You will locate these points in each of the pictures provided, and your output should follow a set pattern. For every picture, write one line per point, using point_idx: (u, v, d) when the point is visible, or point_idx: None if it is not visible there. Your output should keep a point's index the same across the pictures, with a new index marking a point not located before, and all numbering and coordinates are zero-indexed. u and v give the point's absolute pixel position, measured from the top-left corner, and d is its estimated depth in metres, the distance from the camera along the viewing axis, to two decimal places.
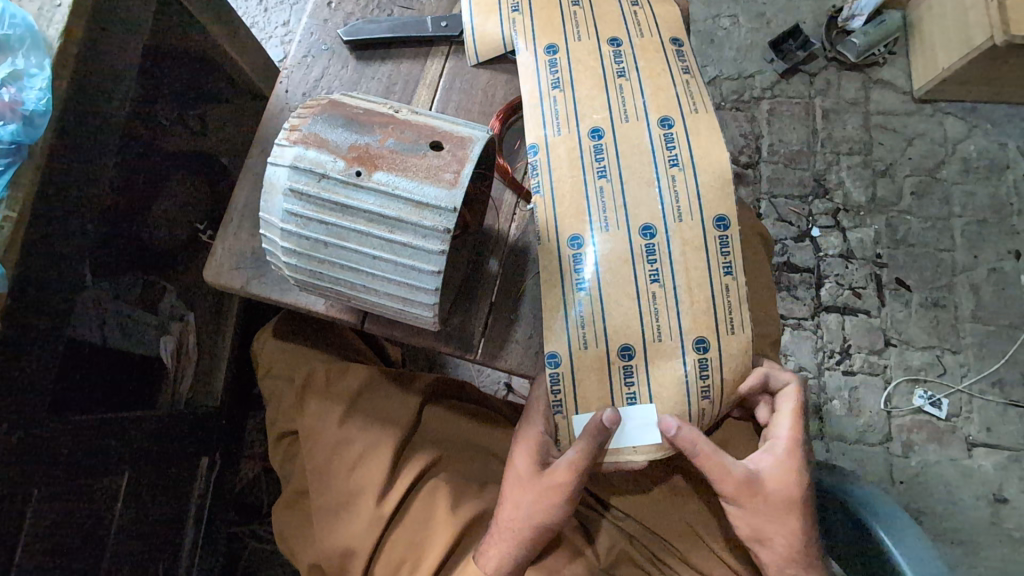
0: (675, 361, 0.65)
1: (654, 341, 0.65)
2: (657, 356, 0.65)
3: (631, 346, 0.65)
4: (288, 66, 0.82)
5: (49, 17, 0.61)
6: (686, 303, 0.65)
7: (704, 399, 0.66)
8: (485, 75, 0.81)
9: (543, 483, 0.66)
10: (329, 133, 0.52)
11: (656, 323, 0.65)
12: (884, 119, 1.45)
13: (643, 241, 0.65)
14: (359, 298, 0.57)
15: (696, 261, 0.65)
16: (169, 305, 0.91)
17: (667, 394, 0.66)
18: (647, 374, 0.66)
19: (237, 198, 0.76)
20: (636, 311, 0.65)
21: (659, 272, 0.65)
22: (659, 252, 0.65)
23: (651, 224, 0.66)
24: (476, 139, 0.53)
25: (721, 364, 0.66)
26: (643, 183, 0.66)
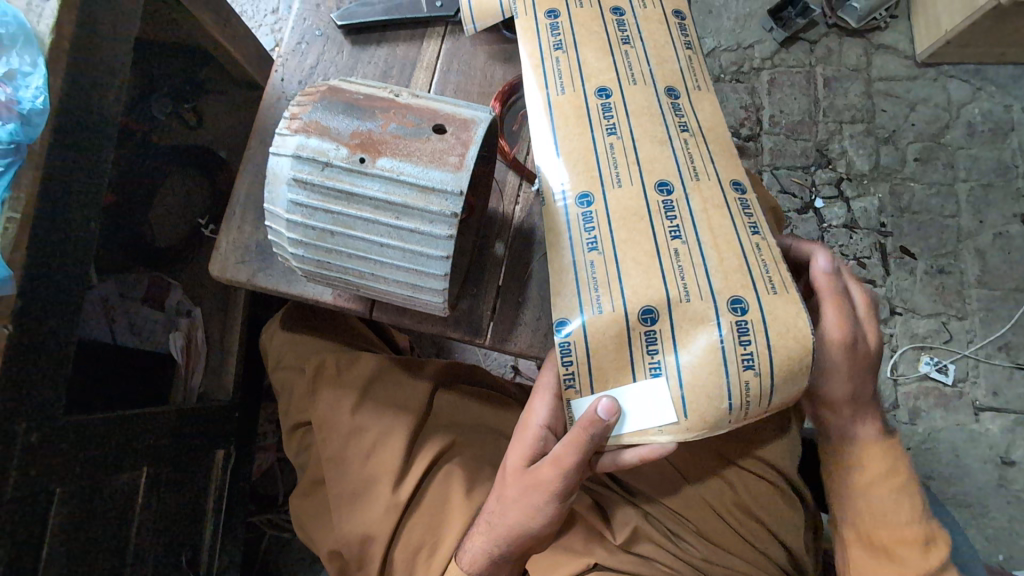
0: (708, 323, 0.58)
1: (680, 302, 0.59)
2: (685, 320, 0.59)
3: (654, 309, 0.59)
4: (282, 55, 0.81)
5: (38, 12, 0.59)
6: (714, 261, 0.60)
7: (747, 371, 0.58)
8: (483, 56, 0.80)
9: (527, 479, 0.66)
10: (330, 120, 0.51)
11: (683, 282, 0.59)
12: (886, 86, 1.43)
13: (660, 198, 0.63)
14: (368, 287, 0.57)
15: (717, 220, 0.62)
16: (175, 301, 0.94)
17: (701, 363, 0.59)
18: (673, 341, 0.59)
19: (239, 191, 0.76)
20: (657, 270, 0.60)
21: (680, 228, 0.62)
22: (677, 210, 0.62)
23: (666, 181, 0.63)
24: (479, 121, 0.53)
25: (761, 326, 0.59)
26: (655, 143, 0.65)
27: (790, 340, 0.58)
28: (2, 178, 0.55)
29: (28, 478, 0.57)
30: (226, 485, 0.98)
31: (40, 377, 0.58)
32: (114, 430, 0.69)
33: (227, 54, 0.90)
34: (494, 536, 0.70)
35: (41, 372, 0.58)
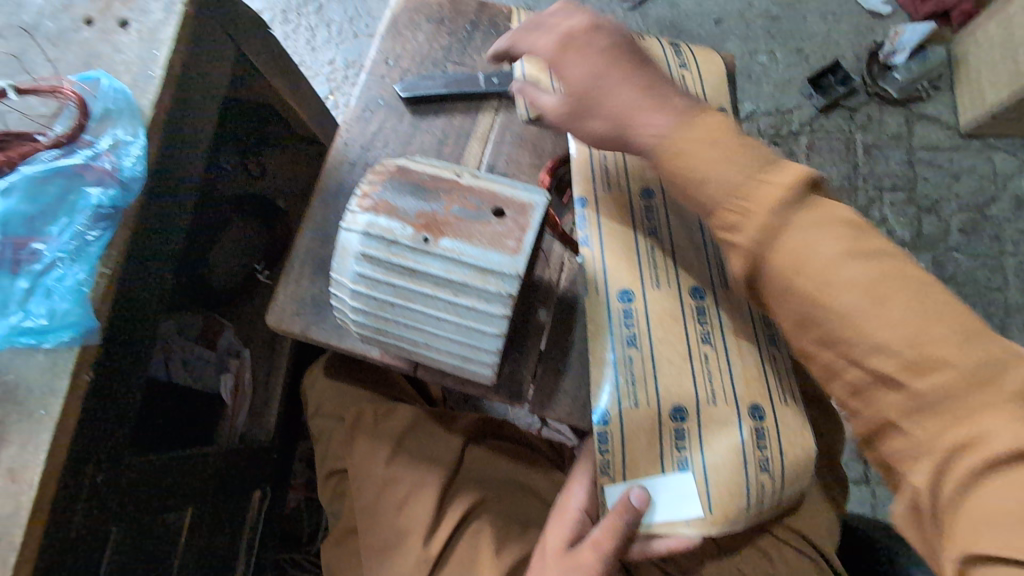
0: (732, 427, 0.64)
1: (707, 405, 0.65)
2: (711, 422, 0.65)
3: (685, 409, 0.65)
4: (347, 120, 0.86)
5: (143, 88, 0.64)
6: (738, 369, 0.66)
7: (762, 473, 0.64)
8: (534, 130, 0.84)
9: (569, 561, 0.66)
10: (398, 201, 0.55)
11: (711, 386, 0.65)
12: (929, 154, 1.66)
13: (694, 302, 0.68)
14: (419, 354, 0.59)
15: (744, 328, 0.68)
16: (227, 342, 0.99)
17: (724, 462, 0.64)
18: (699, 440, 0.64)
19: (299, 247, 0.81)
20: (688, 371, 0.66)
21: (710, 333, 0.67)
22: (708, 314, 0.68)
23: (700, 287, 0.69)
24: (535, 205, 0.56)
25: (778, 433, 0.65)
26: (690, 248, 0.71)
27: (800, 448, 0.66)
28: (98, 240, 0.58)
29: (92, 519, 0.60)
30: (260, 523, 1.00)
31: (111, 420, 0.62)
32: (167, 472, 0.71)
33: (294, 114, 0.98)
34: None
35: (112, 416, 0.62)
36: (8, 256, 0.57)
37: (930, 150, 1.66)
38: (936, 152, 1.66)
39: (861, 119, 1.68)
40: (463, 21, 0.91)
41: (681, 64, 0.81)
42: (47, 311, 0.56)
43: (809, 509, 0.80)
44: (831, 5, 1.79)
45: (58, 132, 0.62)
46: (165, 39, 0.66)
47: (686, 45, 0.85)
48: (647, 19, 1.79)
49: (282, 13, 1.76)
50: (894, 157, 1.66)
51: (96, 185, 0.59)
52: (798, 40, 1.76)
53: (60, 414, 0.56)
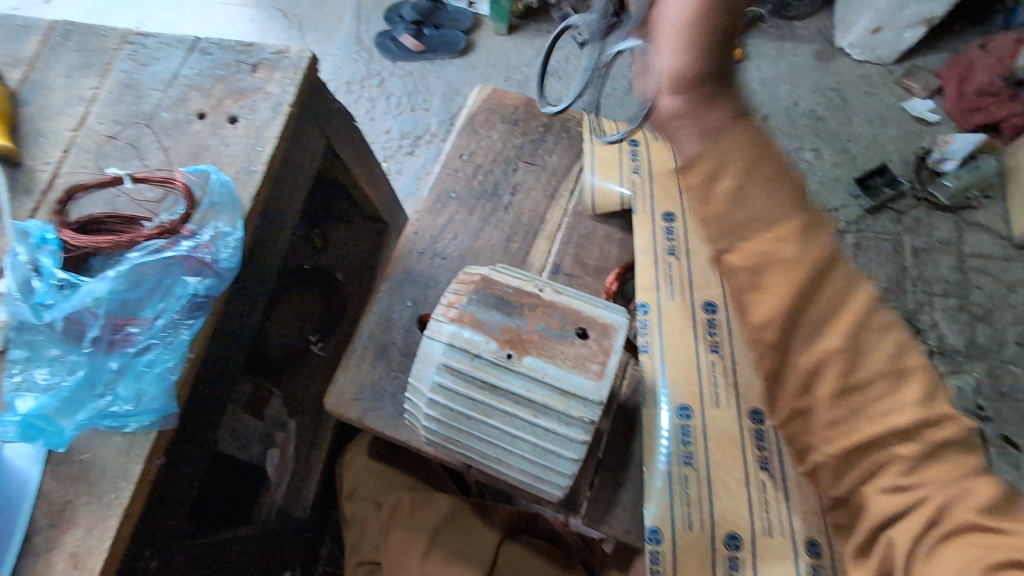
0: (789, 563, 0.57)
1: (762, 535, 0.58)
2: (767, 554, 0.58)
3: (739, 536, 0.58)
4: (419, 211, 0.89)
5: (245, 181, 0.68)
6: (797, 503, 0.59)
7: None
8: (601, 231, 0.85)
9: None
10: (483, 314, 0.56)
11: (768, 517, 0.59)
12: (982, 263, 1.64)
13: (753, 426, 0.63)
14: (487, 466, 0.58)
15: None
16: (273, 412, 0.97)
17: None
18: (755, 574, 0.57)
19: (362, 333, 0.81)
20: (745, 497, 0.60)
21: (768, 459, 0.61)
22: (769, 441, 0.62)
23: (759, 409, 0.64)
24: (618, 327, 0.56)
25: (839, 575, 0.57)
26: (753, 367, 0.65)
27: None
28: (189, 328, 0.61)
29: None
30: None
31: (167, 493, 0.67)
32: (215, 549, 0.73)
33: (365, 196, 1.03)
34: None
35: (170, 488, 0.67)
36: (107, 337, 0.59)
37: (981, 258, 1.64)
38: (988, 262, 1.64)
39: (910, 222, 1.68)
40: (536, 123, 0.95)
41: None
42: (133, 395, 0.57)
43: None
44: (878, 110, 1.83)
45: (163, 218, 0.65)
46: (271, 136, 0.71)
47: None
48: None
49: (346, 84, 1.87)
50: (944, 263, 1.64)
51: (194, 274, 0.62)
52: (844, 141, 1.79)
53: (129, 499, 0.55)
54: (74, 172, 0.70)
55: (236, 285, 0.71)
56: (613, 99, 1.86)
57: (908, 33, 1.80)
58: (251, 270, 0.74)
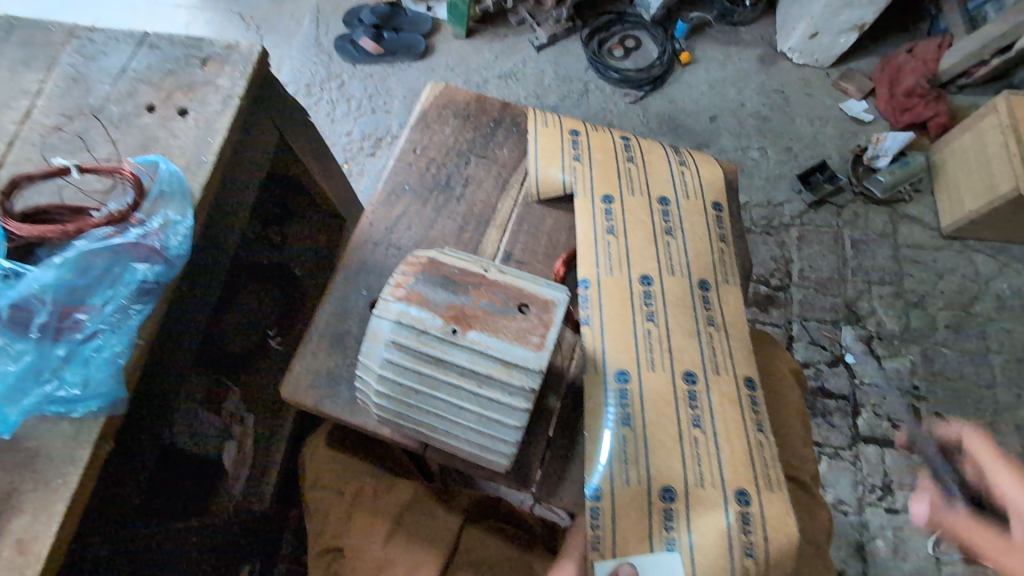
0: (719, 511, 0.64)
1: (695, 486, 0.65)
2: (698, 504, 0.64)
3: (673, 489, 0.65)
4: (373, 204, 0.92)
5: (195, 171, 0.70)
6: (727, 454, 0.66)
7: (746, 558, 0.63)
8: (550, 219, 0.89)
9: None
10: (430, 292, 0.59)
11: (699, 469, 0.66)
12: (914, 252, 1.75)
13: (686, 386, 0.70)
14: (436, 439, 0.61)
15: (733, 414, 0.69)
16: (231, 407, 0.96)
17: (711, 545, 0.63)
18: (687, 522, 0.64)
19: (318, 322, 0.83)
20: (680, 452, 0.66)
21: (700, 417, 0.68)
22: (700, 399, 0.69)
23: (692, 370, 0.71)
24: (558, 302, 0.59)
25: (766, 520, 0.64)
26: (686, 333, 0.73)
27: (784, 536, 0.64)
28: (139, 313, 0.62)
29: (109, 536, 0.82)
30: None
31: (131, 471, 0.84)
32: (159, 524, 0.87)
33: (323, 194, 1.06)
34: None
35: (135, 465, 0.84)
36: (54, 324, 0.59)
37: (913, 247, 1.75)
38: (920, 251, 1.75)
39: (848, 216, 1.79)
40: (487, 119, 0.99)
41: (681, 162, 0.87)
42: (81, 379, 0.58)
43: None
44: (817, 111, 1.94)
45: (111, 208, 0.66)
46: (221, 127, 0.73)
47: (689, 152, 0.90)
48: (647, 112, 1.92)
49: (306, 86, 1.88)
50: (880, 253, 1.75)
51: (143, 260, 0.63)
52: (787, 140, 1.89)
53: (77, 484, 0.56)
54: (20, 163, 0.70)
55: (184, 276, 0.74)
56: (569, 101, 1.92)
57: (842, 38, 1.91)
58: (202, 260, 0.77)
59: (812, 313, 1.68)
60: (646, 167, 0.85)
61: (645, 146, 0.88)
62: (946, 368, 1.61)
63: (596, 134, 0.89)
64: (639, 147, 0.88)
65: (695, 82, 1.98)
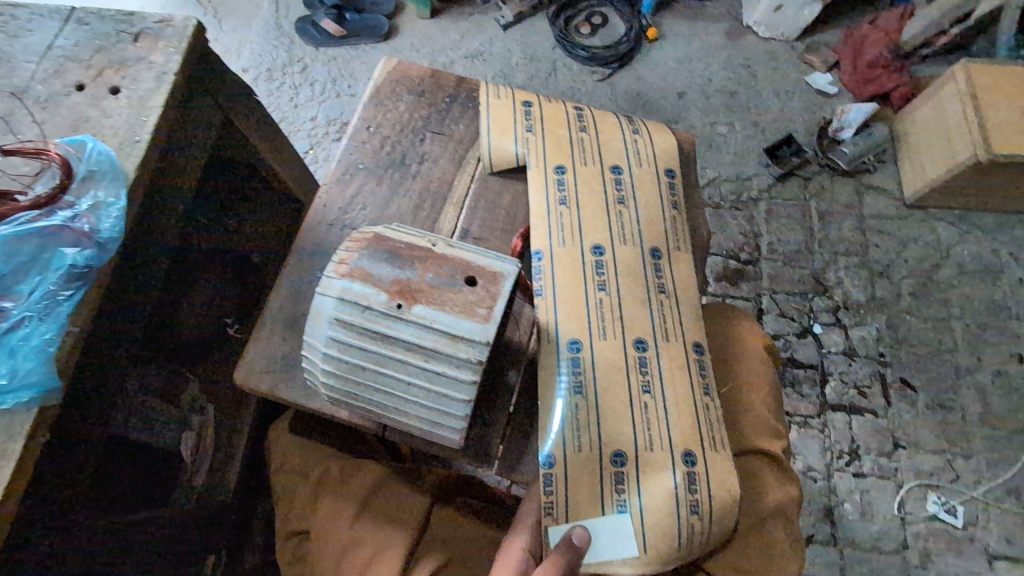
0: (667, 472, 0.68)
1: (645, 450, 0.69)
2: (648, 467, 0.68)
3: (623, 453, 0.69)
4: (327, 183, 0.89)
5: (128, 151, 0.66)
6: (675, 418, 0.70)
7: (692, 515, 0.67)
8: (507, 195, 0.88)
9: None
10: (374, 267, 0.57)
11: (649, 433, 0.69)
12: (879, 223, 1.77)
13: (637, 354, 0.73)
14: (387, 416, 0.60)
15: (682, 380, 0.73)
16: (190, 397, 0.92)
17: (659, 505, 0.67)
18: (637, 483, 0.68)
19: (272, 306, 0.81)
20: (630, 419, 0.70)
21: (650, 384, 0.72)
22: (650, 366, 0.72)
23: (642, 338, 0.74)
24: (507, 274, 0.58)
25: (711, 478, 0.68)
26: (638, 302, 0.75)
27: (727, 493, 0.68)
28: (68, 299, 0.59)
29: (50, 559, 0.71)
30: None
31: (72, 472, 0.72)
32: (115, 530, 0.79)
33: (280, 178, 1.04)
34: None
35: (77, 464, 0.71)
36: None
37: (878, 218, 1.78)
38: (885, 221, 1.77)
39: (814, 189, 1.81)
40: (442, 94, 0.96)
41: (634, 131, 0.87)
42: (7, 370, 0.55)
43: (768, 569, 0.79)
44: (784, 84, 1.94)
45: (39, 192, 0.63)
46: (155, 106, 0.69)
47: (643, 121, 0.91)
48: (615, 90, 1.91)
49: (267, 71, 1.83)
50: (846, 225, 1.77)
51: (72, 245, 0.60)
52: (754, 114, 1.90)
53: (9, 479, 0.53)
54: None
55: (123, 265, 0.72)
56: (537, 80, 1.89)
57: (807, 10, 1.91)
58: (144, 247, 0.74)
59: (780, 286, 1.70)
60: (599, 136, 0.86)
61: (599, 116, 0.89)
62: (910, 334, 1.65)
63: (549, 106, 0.89)
64: (592, 117, 0.89)
65: (662, 58, 1.97)
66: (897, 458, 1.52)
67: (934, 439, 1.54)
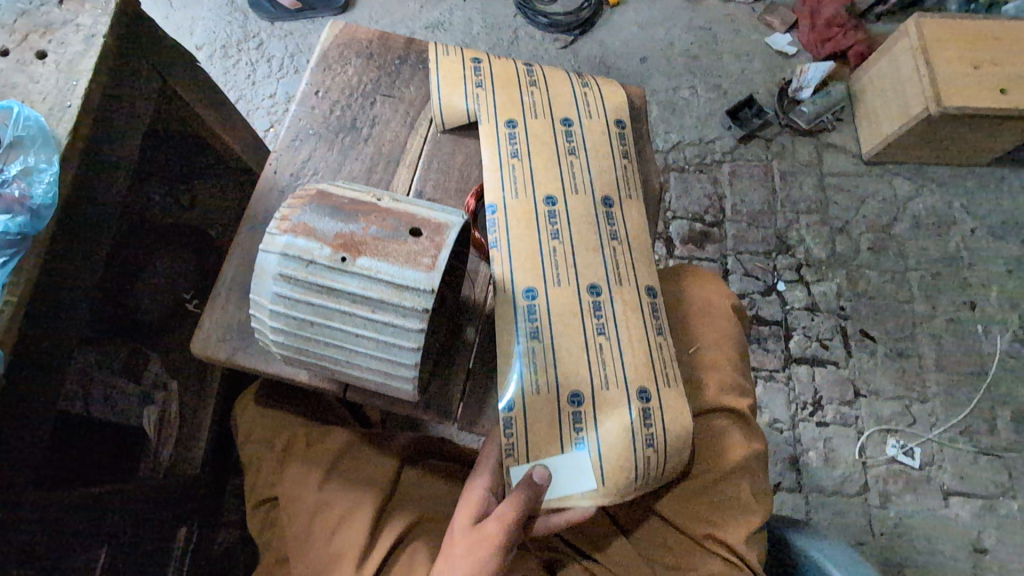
0: (623, 409, 0.70)
1: (601, 389, 0.71)
2: (604, 405, 0.71)
3: (580, 393, 0.71)
4: (276, 150, 0.88)
5: (58, 118, 0.70)
6: (629, 357, 0.72)
7: (648, 449, 0.70)
8: (460, 155, 0.88)
9: (476, 535, 0.65)
10: (317, 222, 0.57)
11: (604, 373, 0.72)
12: (838, 180, 1.81)
13: (591, 298, 0.74)
14: (341, 371, 0.61)
15: (636, 320, 0.74)
16: (153, 374, 0.95)
17: (616, 441, 0.69)
18: (594, 422, 0.70)
19: (225, 275, 0.80)
20: (586, 360, 0.72)
21: (605, 326, 0.73)
22: (604, 309, 0.74)
23: (596, 283, 0.75)
24: (452, 225, 0.59)
25: (665, 412, 0.71)
26: (590, 249, 0.77)
27: (681, 426, 0.71)
28: (6, 263, 0.64)
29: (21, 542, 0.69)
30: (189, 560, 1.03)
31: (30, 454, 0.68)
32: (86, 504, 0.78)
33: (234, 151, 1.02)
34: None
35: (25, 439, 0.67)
36: None
37: (837, 176, 1.81)
38: (844, 178, 1.81)
39: (776, 149, 1.83)
40: (391, 56, 0.95)
41: (583, 84, 0.88)
42: None
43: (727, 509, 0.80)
44: (744, 46, 1.95)
45: None
46: (84, 71, 0.72)
47: (593, 75, 0.91)
48: (577, 57, 1.90)
49: (222, 48, 1.77)
50: (807, 184, 1.80)
51: (8, 211, 0.65)
52: (716, 77, 1.90)
53: None
54: None
55: (61, 238, 0.69)
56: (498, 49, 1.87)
57: None
58: (88, 220, 0.72)
59: (745, 247, 1.73)
60: (549, 90, 0.86)
61: (548, 71, 0.89)
62: (869, 288, 1.70)
63: (499, 62, 0.89)
64: (542, 72, 0.89)
65: (623, 23, 1.96)
66: (857, 405, 1.58)
67: (892, 386, 1.60)
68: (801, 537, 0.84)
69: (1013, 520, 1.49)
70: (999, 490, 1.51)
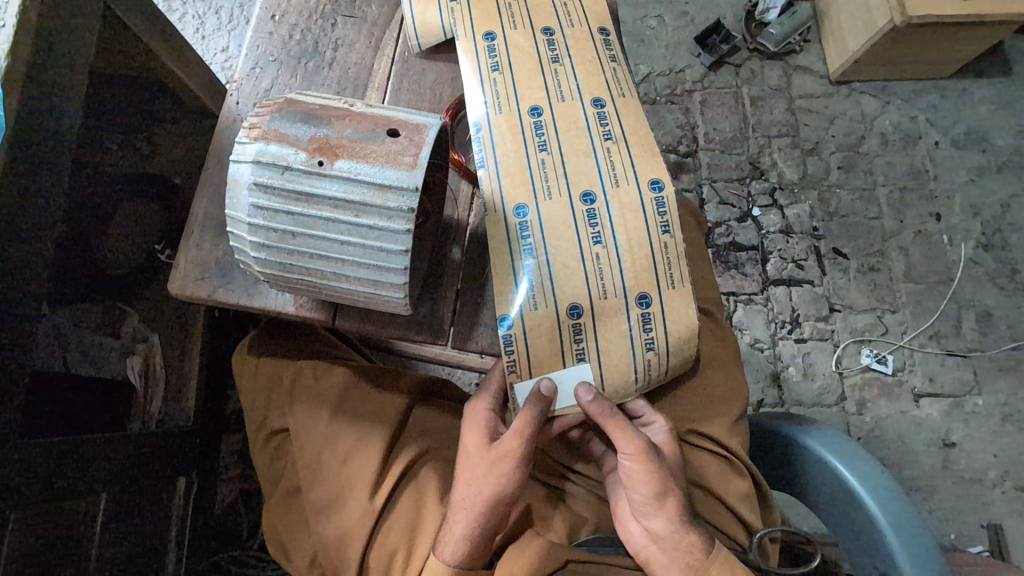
0: (622, 317, 0.72)
1: (599, 299, 0.71)
2: (602, 313, 0.72)
3: (580, 306, 0.71)
4: (236, 79, 0.83)
5: None
6: (628, 264, 0.71)
7: (648, 351, 0.74)
8: (431, 73, 0.85)
9: (495, 453, 0.71)
10: (289, 128, 0.55)
11: (602, 282, 0.71)
12: (807, 102, 1.81)
13: (584, 206, 0.72)
14: (328, 287, 0.60)
15: (635, 222, 0.72)
16: (131, 328, 0.95)
17: (615, 347, 0.73)
18: (593, 332, 0.72)
19: (197, 209, 0.76)
20: (584, 272, 0.71)
21: (601, 234, 0.71)
22: (599, 216, 0.72)
23: (590, 191, 0.73)
24: (430, 125, 0.57)
25: (662, 314, 0.73)
26: (582, 154, 0.74)
27: (682, 327, 0.74)
28: None
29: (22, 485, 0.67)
30: (190, 510, 1.03)
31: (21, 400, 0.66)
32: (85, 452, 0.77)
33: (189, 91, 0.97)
34: (456, 565, 0.71)
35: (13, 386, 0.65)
36: None
37: (806, 98, 1.82)
38: (813, 100, 1.82)
39: (745, 74, 1.82)
40: None
41: None
42: None
43: (715, 411, 0.85)
44: None
45: None
46: None
47: None
48: None
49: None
50: (777, 107, 1.80)
51: None
52: (682, 4, 1.86)
53: None
54: None
55: (12, 175, 0.65)
56: None
57: None
58: (40, 153, 0.68)
59: (719, 174, 1.74)
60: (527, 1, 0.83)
61: None
62: (839, 206, 1.73)
63: None
64: None
65: None
66: (832, 320, 1.63)
67: (864, 298, 1.65)
68: (792, 429, 0.87)
69: (978, 415, 1.58)
70: (966, 388, 1.60)
